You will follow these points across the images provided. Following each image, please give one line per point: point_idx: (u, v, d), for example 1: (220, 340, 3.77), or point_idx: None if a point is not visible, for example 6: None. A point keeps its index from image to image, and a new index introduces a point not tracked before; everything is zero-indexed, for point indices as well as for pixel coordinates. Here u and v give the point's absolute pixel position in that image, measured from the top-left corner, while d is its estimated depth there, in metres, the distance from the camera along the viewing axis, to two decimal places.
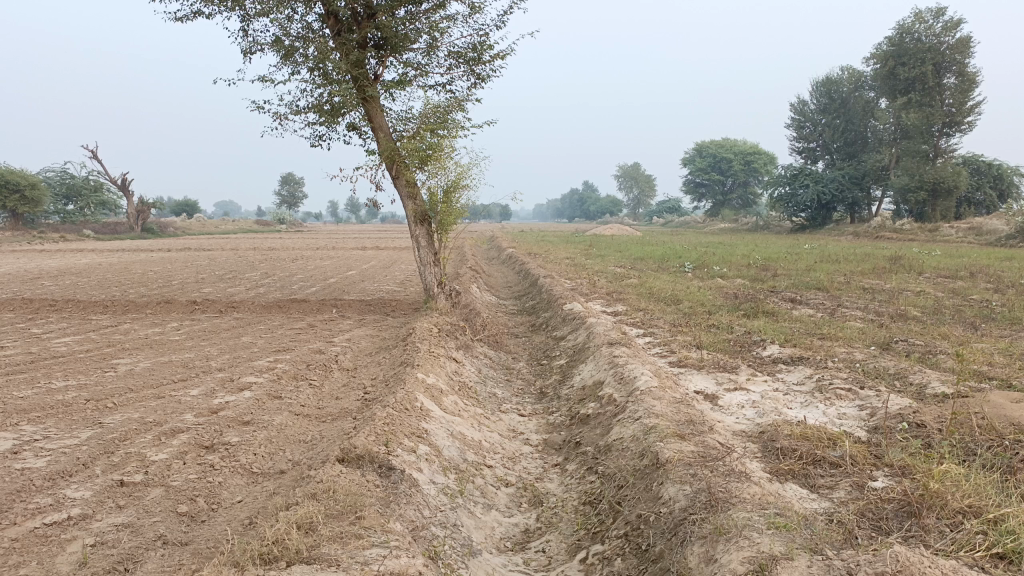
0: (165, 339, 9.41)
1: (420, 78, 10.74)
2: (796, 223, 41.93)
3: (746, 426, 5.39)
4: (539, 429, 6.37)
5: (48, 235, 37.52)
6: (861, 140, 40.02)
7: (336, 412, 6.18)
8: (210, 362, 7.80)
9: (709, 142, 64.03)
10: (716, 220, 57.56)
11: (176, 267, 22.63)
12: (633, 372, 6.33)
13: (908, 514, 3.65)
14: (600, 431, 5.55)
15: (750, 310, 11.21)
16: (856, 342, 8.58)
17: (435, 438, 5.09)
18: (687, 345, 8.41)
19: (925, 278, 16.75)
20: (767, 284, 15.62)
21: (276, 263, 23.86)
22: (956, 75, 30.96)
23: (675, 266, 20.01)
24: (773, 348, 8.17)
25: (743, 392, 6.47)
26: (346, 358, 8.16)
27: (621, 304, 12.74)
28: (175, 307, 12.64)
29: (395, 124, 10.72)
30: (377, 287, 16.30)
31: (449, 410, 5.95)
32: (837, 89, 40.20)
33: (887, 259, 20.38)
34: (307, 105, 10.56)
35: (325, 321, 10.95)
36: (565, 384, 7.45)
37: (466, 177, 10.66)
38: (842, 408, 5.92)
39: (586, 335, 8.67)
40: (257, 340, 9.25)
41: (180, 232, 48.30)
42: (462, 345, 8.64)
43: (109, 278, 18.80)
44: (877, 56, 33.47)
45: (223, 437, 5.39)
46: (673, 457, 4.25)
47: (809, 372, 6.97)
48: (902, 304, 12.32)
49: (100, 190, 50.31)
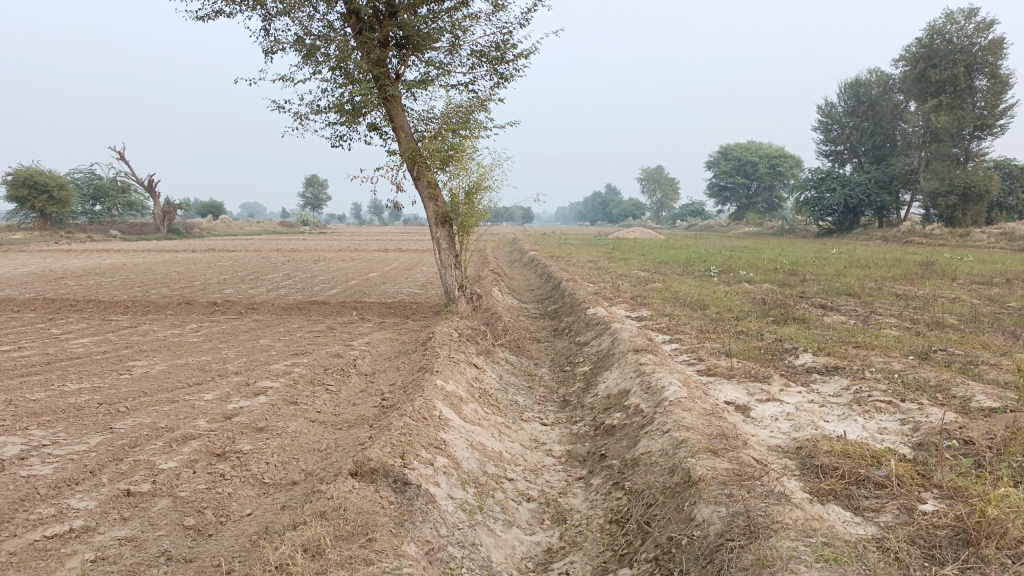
0: (183, 341, 9.29)
1: (442, 78, 10.56)
2: (823, 227, 41.29)
3: (781, 440, 5.12)
4: (562, 439, 6.14)
5: (75, 236, 37.98)
6: (890, 143, 39.30)
7: (353, 419, 6.00)
8: (227, 366, 7.66)
9: (735, 145, 63.48)
10: (740, 225, 56.97)
11: (199, 268, 22.68)
12: (661, 381, 6.07)
13: (964, 543, 3.37)
14: (627, 444, 5.29)
15: (780, 317, 10.88)
16: (893, 352, 8.25)
17: (453, 449, 4.87)
18: (716, 353, 8.13)
19: (960, 284, 16.27)
20: (796, 290, 15.25)
21: (298, 265, 23.85)
22: (988, 77, 30.23)
23: (699, 270, 19.66)
24: (806, 356, 7.87)
25: (777, 404, 6.19)
26: (364, 362, 7.98)
27: (646, 309, 12.45)
28: (195, 308, 12.56)
29: (416, 124, 10.54)
30: (398, 289, 16.14)
31: (469, 419, 5.73)
32: (865, 91, 39.55)
33: (919, 264, 19.89)
34: (328, 105, 10.42)
35: (344, 324, 10.77)
36: (589, 392, 7.20)
37: (489, 178, 10.44)
38: (883, 422, 5.63)
39: (610, 341, 8.43)
40: (275, 343, 9.10)
41: (205, 233, 48.68)
42: (483, 350, 8.42)
43: (132, 279, 18.84)
44: (908, 58, 32.90)
45: (235, 445, 5.22)
46: (705, 474, 4.01)
47: (846, 383, 6.67)
48: (937, 311, 11.92)
49: (127, 191, 50.91)
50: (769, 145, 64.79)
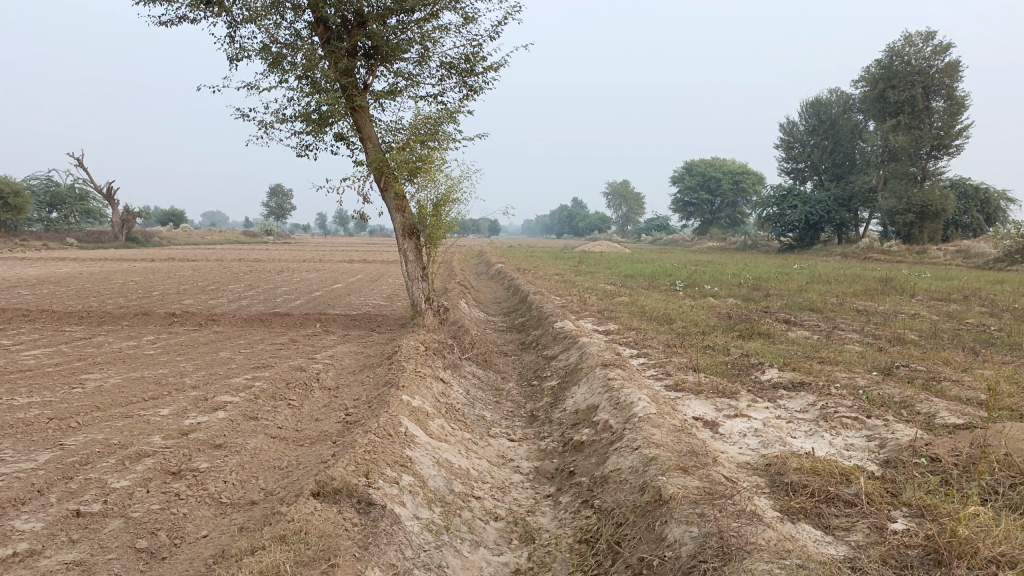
0: (140, 354, 9.02)
1: (410, 89, 10.47)
2: (784, 242, 41.91)
3: (750, 457, 5.08)
4: (530, 455, 6.04)
5: (29, 243, 36.94)
6: (850, 162, 40.09)
7: (316, 435, 5.84)
8: (185, 379, 7.43)
9: (699, 161, 64.28)
10: (703, 239, 57.58)
11: (158, 277, 22.18)
12: (629, 397, 6.02)
13: (935, 564, 3.34)
14: (596, 461, 5.22)
15: (746, 332, 10.94)
16: (857, 367, 8.31)
17: (419, 466, 4.75)
18: (683, 367, 8.12)
19: (919, 300, 16.56)
20: (760, 305, 15.38)
21: (261, 275, 23.48)
22: (944, 98, 31.01)
23: (665, 284, 19.75)
24: (772, 371, 7.89)
25: (745, 420, 6.17)
26: (328, 376, 7.80)
27: (613, 323, 12.42)
28: (153, 319, 12.23)
29: (384, 134, 10.42)
30: (363, 301, 15.94)
31: (436, 435, 5.61)
32: (826, 110, 40.32)
33: (879, 280, 20.23)
34: (294, 114, 10.25)
35: (307, 337, 10.57)
36: (556, 407, 7.12)
37: (457, 190, 10.36)
38: (849, 439, 5.64)
39: (578, 356, 8.37)
40: (236, 356, 8.88)
41: (165, 242, 47.77)
42: (450, 364, 8.30)
43: (88, 289, 18.33)
44: (867, 79, 33.63)
45: (192, 463, 5.03)
46: (677, 493, 3.95)
47: (812, 399, 6.68)
48: (897, 327, 12.09)
49: (85, 198, 49.81)
50: (732, 161, 65.69)
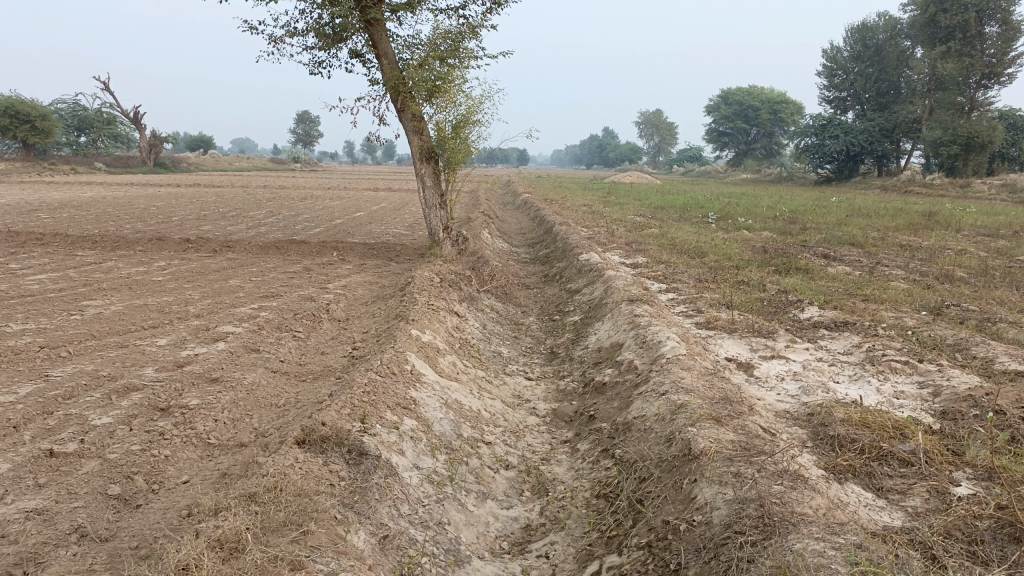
0: (147, 280, 8.68)
1: (429, 1, 9.73)
2: (821, 175, 40.49)
3: (789, 404, 4.61)
4: (548, 396, 5.63)
5: (58, 167, 36.82)
6: (894, 91, 38.12)
7: (319, 371, 5.46)
8: (189, 308, 7.07)
9: (736, 89, 62.01)
10: (737, 171, 56.02)
11: (181, 203, 21.86)
12: (657, 336, 5.52)
13: (1012, 540, 2.86)
14: (619, 406, 4.79)
15: (782, 267, 10.30)
16: (904, 306, 7.72)
17: (424, 408, 4.33)
18: (715, 304, 7.60)
19: (965, 236, 15.71)
20: (797, 238, 14.64)
21: (284, 202, 23.09)
22: (999, 24, 29.15)
23: (697, 217, 19.00)
24: (812, 310, 7.34)
25: (782, 362, 5.69)
26: (339, 307, 7.40)
27: (642, 256, 11.84)
28: (167, 244, 11.91)
29: (401, 51, 9.76)
30: (384, 229, 15.47)
31: (446, 373, 5.19)
32: (872, 36, 38.08)
33: (922, 214, 19.29)
34: (306, 28, 9.61)
35: (322, 265, 10.15)
36: (578, 344, 6.68)
37: (477, 112, 9.70)
38: (899, 386, 5.14)
39: (603, 290, 7.86)
40: (245, 284, 8.49)
41: (193, 168, 47.45)
42: (467, 296, 7.84)
43: (108, 213, 18.06)
44: (918, 2, 31.58)
45: (181, 398, 4.67)
46: (709, 448, 3.48)
47: (857, 340, 6.14)
48: (944, 263, 11.37)
49: (112, 122, 49.52)
50: (770, 90, 63.15)
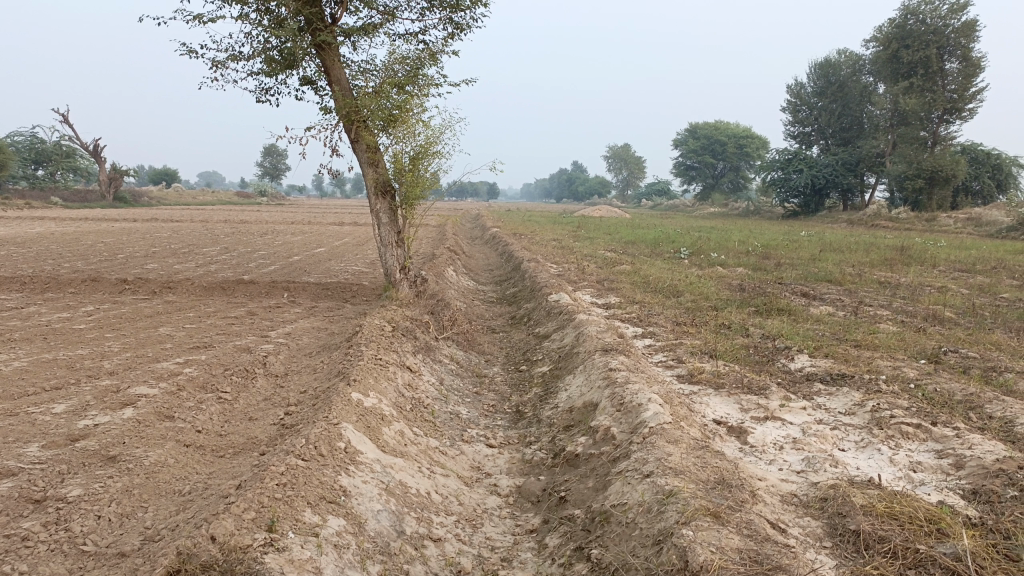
0: (67, 329, 7.78)
1: (386, 25, 9.07)
2: (788, 208, 40.53)
3: (797, 485, 3.88)
4: (511, 468, 4.86)
5: (12, 202, 35.41)
6: (858, 126, 38.36)
7: (241, 444, 4.64)
8: (104, 364, 6.20)
9: (703, 124, 62.51)
10: (705, 205, 56.26)
11: (132, 239, 20.85)
12: (637, 398, 4.78)
13: None
14: (595, 486, 4.04)
15: (763, 307, 9.68)
16: (900, 353, 7.09)
17: (357, 499, 3.54)
18: (697, 352, 6.92)
19: (941, 272, 15.31)
20: (772, 275, 14.13)
21: (243, 238, 22.14)
22: (960, 61, 29.39)
23: (669, 252, 18.49)
24: (803, 359, 6.68)
25: (780, 426, 4.99)
26: (278, 360, 6.58)
27: (614, 296, 11.19)
28: (102, 286, 10.97)
29: (355, 77, 9.06)
30: (343, 267, 14.66)
31: (390, 447, 4.39)
32: (835, 73, 38.43)
33: (895, 248, 18.97)
34: (251, 52, 8.89)
35: (269, 309, 9.32)
36: (547, 402, 5.92)
37: (438, 143, 9.02)
38: (914, 455, 4.45)
39: (575, 337, 7.12)
40: (177, 332, 7.64)
41: (155, 201, 46.32)
42: (423, 346, 7.06)
43: (51, 250, 17.01)
44: (880, 39, 31.83)
45: (63, 487, 3.82)
46: (710, 562, 2.76)
47: (858, 398, 5.45)
48: (929, 302, 10.85)
49: (72, 155, 48.20)
50: (735, 124, 63.64)
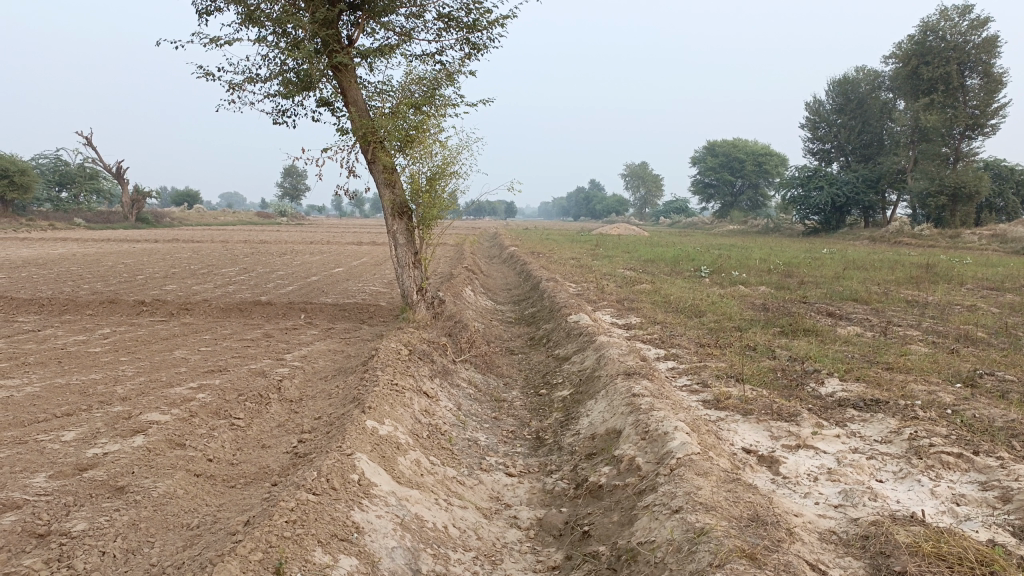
0: (82, 352, 7.71)
1: (403, 46, 9.02)
2: (808, 226, 40.14)
3: (835, 522, 3.67)
4: (533, 498, 4.67)
5: (36, 224, 35.79)
6: (878, 142, 37.98)
7: (252, 475, 4.49)
8: (116, 389, 6.10)
9: (720, 142, 62.31)
10: (723, 223, 55.90)
11: (152, 260, 20.93)
12: (663, 425, 4.59)
13: None
14: (621, 521, 3.85)
15: (788, 328, 9.45)
16: (933, 376, 6.84)
17: (370, 536, 3.38)
18: (722, 376, 6.71)
19: (968, 290, 14.98)
20: (795, 294, 13.87)
21: (261, 258, 22.17)
22: (981, 76, 29.05)
23: (689, 271, 18.27)
24: (832, 383, 6.45)
25: (813, 455, 4.77)
26: (292, 384, 6.45)
27: (634, 316, 11.01)
28: (120, 308, 10.94)
29: (372, 98, 8.99)
30: (360, 288, 14.57)
31: (406, 478, 4.22)
32: (853, 89, 38.17)
33: (919, 266, 18.63)
34: (268, 73, 8.85)
35: (285, 330, 9.23)
36: (568, 428, 5.73)
37: (455, 162, 8.91)
38: (958, 486, 4.21)
39: (596, 360, 6.94)
40: (191, 356, 7.55)
41: (176, 222, 46.73)
42: (440, 370, 6.91)
43: (71, 272, 17.08)
44: (899, 56, 31.57)
45: (67, 521, 3.68)
46: None
47: (894, 425, 5.22)
48: (958, 322, 10.56)
49: (95, 177, 48.80)
50: (753, 141, 63.38)
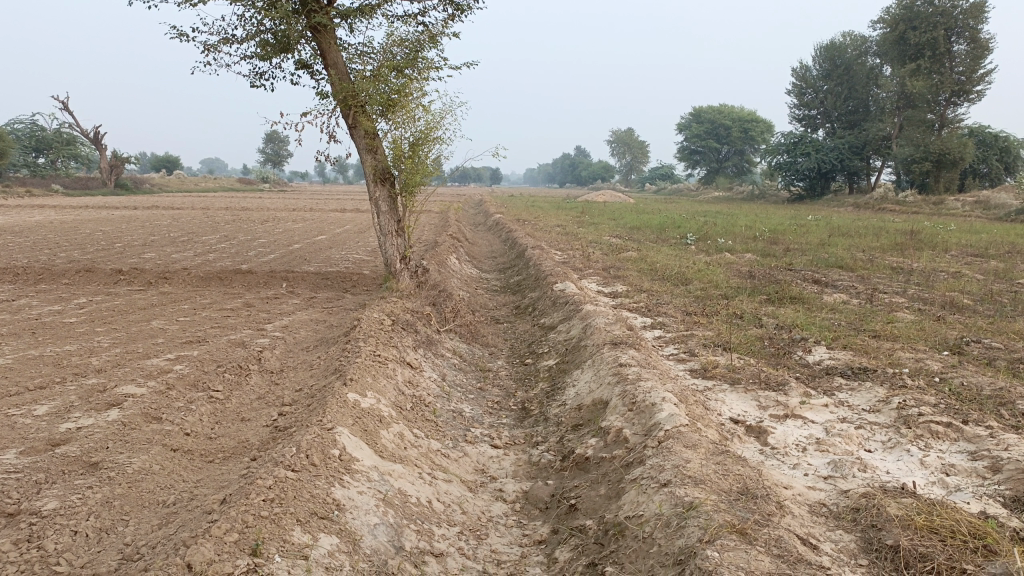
0: (57, 323, 7.53)
1: (384, 6, 8.75)
2: (793, 192, 40.11)
3: (824, 494, 3.62)
4: (519, 471, 4.60)
5: (12, 190, 35.05)
6: (863, 108, 37.84)
7: (231, 450, 4.38)
8: (92, 361, 5.95)
9: (707, 108, 61.89)
10: (709, 189, 55.78)
11: (131, 227, 20.57)
12: (650, 396, 4.51)
13: None
14: (609, 494, 3.78)
15: (775, 296, 9.39)
16: (920, 344, 6.80)
17: (351, 512, 3.28)
18: (710, 345, 6.64)
19: (953, 257, 14.97)
20: (781, 261, 13.82)
21: (243, 225, 21.86)
22: (967, 42, 28.86)
23: (675, 238, 18.16)
24: (820, 352, 6.40)
25: (801, 426, 4.71)
26: (273, 355, 6.32)
27: (620, 284, 10.91)
28: (97, 277, 10.71)
29: (352, 60, 8.74)
30: (344, 256, 14.39)
31: (389, 452, 4.13)
32: (840, 54, 37.89)
33: (904, 233, 18.62)
34: (244, 35, 8.57)
35: (266, 300, 9.07)
36: (554, 399, 5.65)
37: (438, 128, 8.70)
38: (947, 456, 4.17)
39: (582, 329, 6.84)
40: (170, 326, 7.38)
41: (157, 188, 46.03)
42: (424, 340, 6.80)
43: (48, 239, 16.75)
44: (886, 20, 31.29)
45: (38, 499, 3.56)
46: None
47: (882, 394, 5.18)
48: (944, 289, 10.54)
49: (73, 143, 47.83)
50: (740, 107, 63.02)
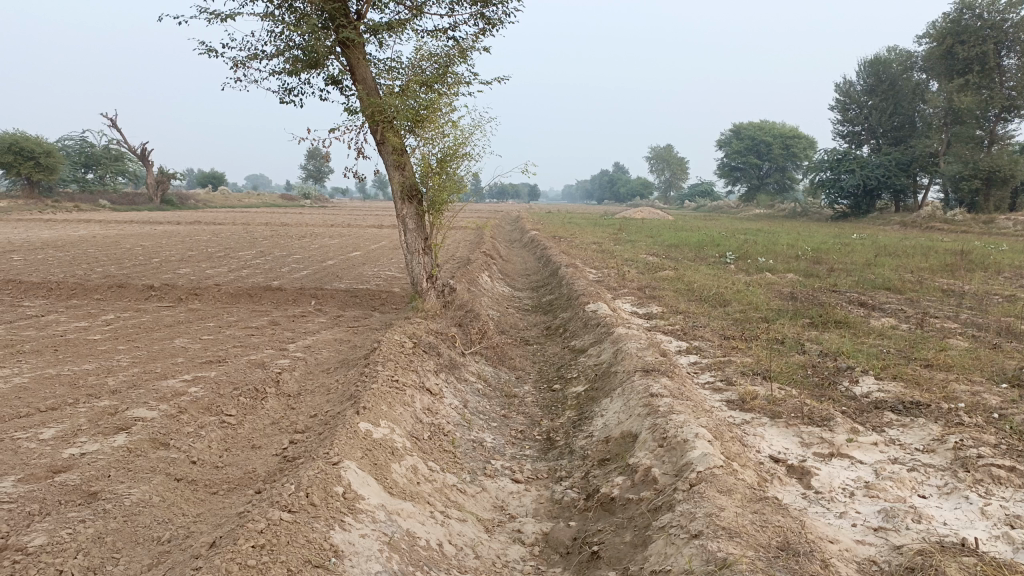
0: (81, 340, 7.45)
1: (414, 20, 8.60)
2: (837, 210, 39.20)
3: (874, 550, 3.25)
4: (540, 509, 4.31)
5: (61, 205, 35.83)
6: (910, 125, 36.87)
7: (237, 481, 4.16)
8: (107, 381, 5.81)
9: (748, 124, 61.12)
10: (749, 207, 54.89)
11: (170, 242, 20.75)
12: (682, 432, 4.18)
13: None
14: (635, 542, 3.47)
15: (818, 319, 8.96)
16: (976, 375, 6.34)
17: (349, 558, 3.02)
18: (748, 373, 6.27)
19: (1006, 279, 14.29)
20: (824, 282, 13.32)
21: (280, 241, 21.96)
22: (1019, 56, 27.92)
23: (713, 257, 17.71)
24: (868, 382, 5.99)
25: (848, 466, 4.35)
26: (291, 377, 6.12)
27: (655, 305, 10.56)
28: (128, 292, 10.69)
29: (381, 75, 8.59)
30: (376, 273, 14.26)
31: (400, 488, 3.87)
32: (885, 70, 37.04)
33: (954, 253, 17.90)
34: (273, 50, 8.49)
35: (293, 318, 8.93)
36: (581, 429, 5.34)
37: (467, 144, 8.49)
38: (1013, 505, 3.76)
39: (612, 354, 6.53)
40: (192, 344, 7.25)
41: (201, 204, 46.78)
42: (447, 364, 6.55)
43: (88, 254, 16.94)
44: (933, 35, 30.49)
45: (26, 534, 3.36)
46: None
47: (937, 432, 4.77)
48: (999, 314, 9.97)
49: (121, 159, 48.92)
50: (782, 124, 62.10)
